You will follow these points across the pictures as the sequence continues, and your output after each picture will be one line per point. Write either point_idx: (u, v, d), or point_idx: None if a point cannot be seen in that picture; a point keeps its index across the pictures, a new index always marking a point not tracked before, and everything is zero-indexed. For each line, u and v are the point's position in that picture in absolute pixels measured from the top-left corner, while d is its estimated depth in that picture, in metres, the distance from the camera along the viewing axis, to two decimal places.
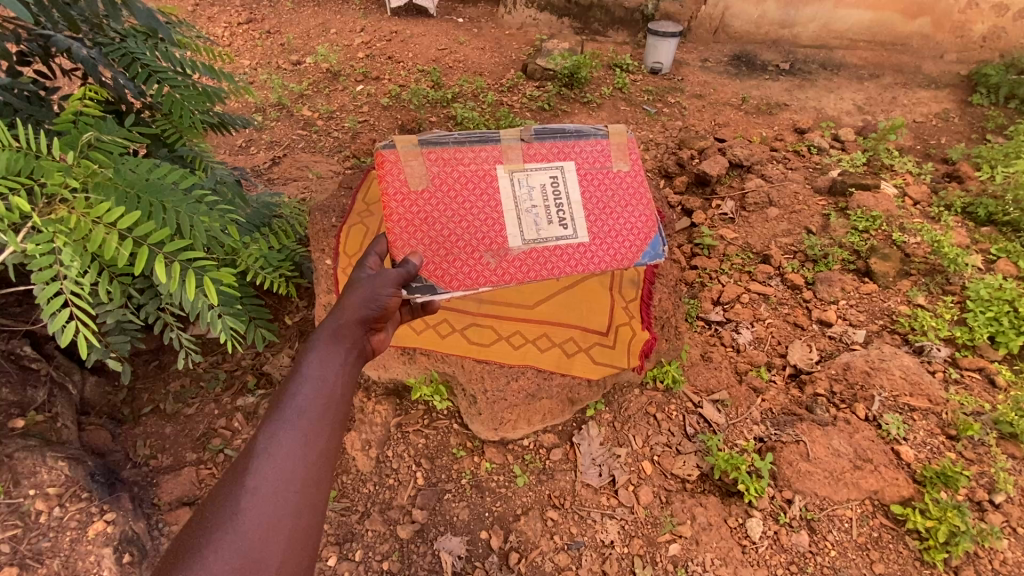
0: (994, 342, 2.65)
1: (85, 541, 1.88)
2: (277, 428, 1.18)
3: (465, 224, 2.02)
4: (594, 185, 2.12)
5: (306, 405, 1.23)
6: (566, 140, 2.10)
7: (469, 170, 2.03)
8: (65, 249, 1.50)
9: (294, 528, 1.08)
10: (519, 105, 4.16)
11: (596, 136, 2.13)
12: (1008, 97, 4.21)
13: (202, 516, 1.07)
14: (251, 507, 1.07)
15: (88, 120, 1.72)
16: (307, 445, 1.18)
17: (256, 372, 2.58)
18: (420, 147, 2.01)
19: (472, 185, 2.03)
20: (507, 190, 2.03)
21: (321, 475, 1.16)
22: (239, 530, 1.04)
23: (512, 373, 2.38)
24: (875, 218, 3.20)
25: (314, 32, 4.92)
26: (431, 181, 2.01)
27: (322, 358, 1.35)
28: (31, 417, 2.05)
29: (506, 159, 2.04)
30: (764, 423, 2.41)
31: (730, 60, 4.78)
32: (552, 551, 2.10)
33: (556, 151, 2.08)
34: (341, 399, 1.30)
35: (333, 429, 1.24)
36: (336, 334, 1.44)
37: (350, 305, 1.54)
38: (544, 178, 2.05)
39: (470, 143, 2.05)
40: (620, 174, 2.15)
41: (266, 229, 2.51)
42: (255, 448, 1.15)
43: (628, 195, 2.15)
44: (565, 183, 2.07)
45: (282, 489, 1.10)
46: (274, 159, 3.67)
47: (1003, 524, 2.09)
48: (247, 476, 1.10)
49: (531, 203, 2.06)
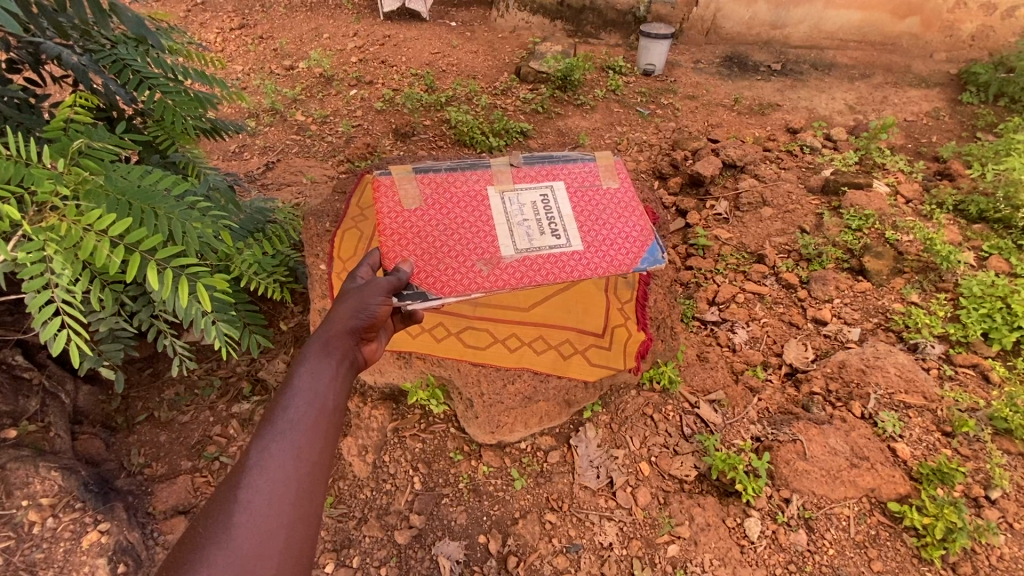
0: (988, 339, 2.66)
1: (79, 552, 1.87)
2: (270, 440, 1.17)
3: (457, 237, 2.07)
4: (585, 202, 2.21)
5: (299, 416, 1.22)
6: (554, 164, 2.24)
7: (461, 192, 2.13)
8: (56, 257, 1.50)
9: (289, 540, 1.07)
10: (513, 108, 4.17)
11: (584, 162, 2.28)
12: (998, 95, 4.25)
13: (195, 529, 1.05)
14: (245, 521, 1.06)
15: (79, 127, 1.70)
16: (301, 457, 1.17)
17: (252, 378, 2.56)
18: (414, 172, 2.14)
19: (465, 204, 2.12)
20: (498, 208, 2.12)
21: (316, 487, 1.15)
22: (234, 544, 1.03)
23: (507, 376, 2.37)
24: (867, 216, 3.21)
25: (308, 37, 4.92)
26: (424, 201, 2.11)
27: (313, 369, 1.34)
28: (23, 427, 2.03)
29: (496, 182, 2.16)
30: (760, 422, 2.41)
31: (722, 62, 4.80)
32: (551, 554, 2.09)
33: (544, 173, 2.21)
34: (334, 410, 1.29)
35: (327, 439, 1.23)
36: (326, 345, 1.43)
37: (341, 317, 1.53)
38: (534, 196, 2.15)
39: (461, 169, 2.17)
40: (610, 190, 2.25)
41: (260, 234, 2.50)
42: (248, 460, 1.14)
43: (620, 209, 2.22)
44: (555, 200, 2.17)
45: (276, 501, 1.09)
46: (268, 164, 3.66)
47: (999, 519, 2.10)
48: (241, 489, 1.09)
49: (522, 217, 2.13)
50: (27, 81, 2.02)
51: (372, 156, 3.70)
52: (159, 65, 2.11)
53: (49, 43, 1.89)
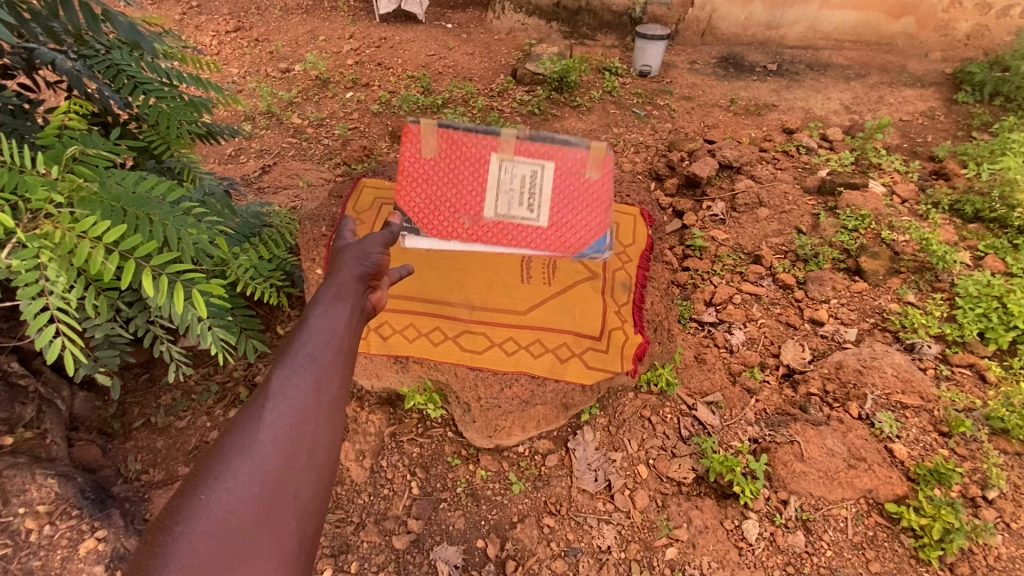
0: (984, 338, 2.67)
1: (76, 559, 1.87)
2: (291, 367, 1.15)
3: (453, 179, 2.07)
4: (566, 192, 2.05)
5: (317, 348, 1.20)
6: (555, 143, 1.99)
7: (468, 153, 2.03)
8: (51, 264, 1.50)
9: (310, 464, 1.06)
10: (509, 110, 4.16)
11: (582, 144, 2.00)
12: (993, 94, 4.26)
13: (219, 449, 1.04)
14: (268, 441, 1.04)
15: (73, 134, 1.70)
16: (319, 385, 1.14)
17: (249, 383, 2.56)
18: (439, 125, 2.03)
19: (467, 165, 2.04)
20: (491, 173, 2.03)
21: (335, 416, 1.14)
22: (258, 460, 1.02)
23: (506, 380, 2.31)
24: (863, 217, 3.22)
25: (303, 39, 4.91)
26: (438, 153, 2.06)
27: (330, 308, 1.31)
28: (19, 434, 2.05)
29: (501, 150, 2.00)
30: (758, 424, 2.42)
31: (718, 62, 4.81)
32: (549, 558, 2.09)
33: (542, 152, 2.00)
34: (350, 346, 1.26)
35: (345, 373, 1.21)
36: (340, 289, 1.40)
37: (350, 264, 1.50)
38: (523, 175, 2.02)
39: (476, 130, 2.01)
40: (592, 181, 2.04)
41: (255, 239, 2.49)
42: (269, 386, 1.12)
43: (594, 205, 2.08)
44: (540, 187, 2.03)
45: (298, 425, 1.08)
46: (265, 168, 3.66)
47: (997, 519, 2.11)
48: (263, 413, 1.08)
49: (509, 186, 2.05)
50: (21, 86, 2.02)
51: (368, 158, 3.68)
52: (153, 70, 2.11)
53: (42, 49, 1.88)
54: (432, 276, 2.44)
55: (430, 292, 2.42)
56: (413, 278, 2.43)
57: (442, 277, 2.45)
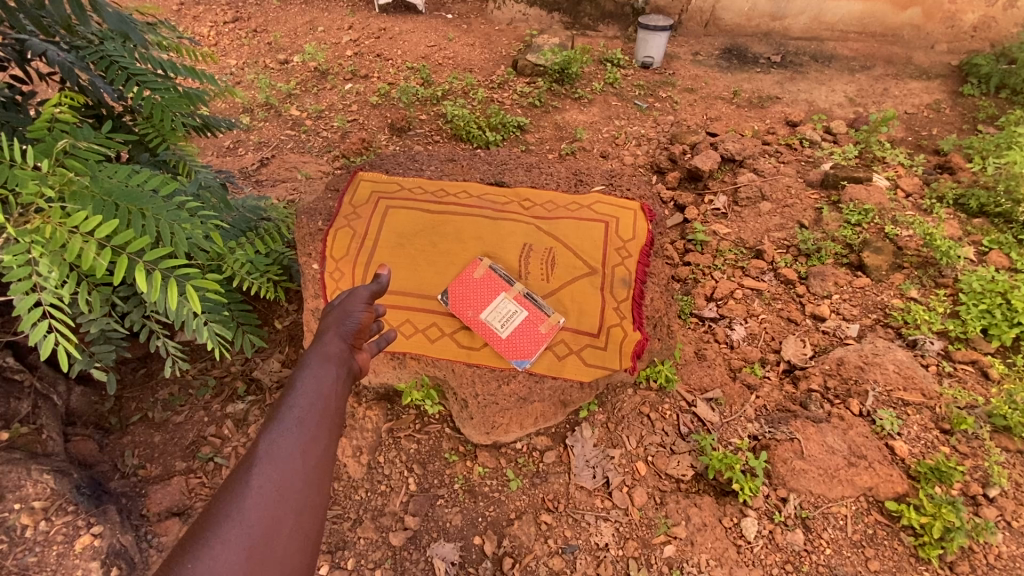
0: (987, 335, 2.63)
1: (73, 555, 1.83)
2: (277, 432, 1.13)
3: (466, 286, 2.46)
4: (522, 334, 2.38)
5: (305, 411, 1.18)
6: (539, 314, 2.41)
7: (494, 283, 2.46)
8: (42, 259, 1.47)
9: (297, 527, 1.03)
10: (510, 102, 4.13)
11: (550, 323, 2.40)
12: (999, 87, 4.19)
13: (206, 515, 1.01)
14: (255, 505, 1.02)
15: (65, 127, 1.66)
16: (307, 450, 1.12)
17: (246, 378, 2.55)
18: (488, 266, 2.49)
19: (486, 286, 2.46)
20: (496, 300, 2.42)
21: (322, 479, 1.11)
22: (245, 524, 0.99)
23: (502, 376, 2.35)
24: (867, 211, 3.17)
25: (302, 30, 4.84)
26: (477, 271, 2.49)
27: (317, 369, 1.30)
28: (15, 429, 1.99)
29: (511, 292, 2.44)
30: (758, 421, 2.40)
31: (721, 54, 4.75)
32: (546, 555, 2.09)
33: (526, 308, 2.41)
34: (337, 409, 1.24)
35: (330, 437, 1.18)
36: (328, 350, 1.37)
37: (334, 322, 1.47)
38: (508, 311, 2.41)
39: (504, 279, 2.46)
40: (544, 334, 2.39)
41: (252, 232, 2.45)
42: (255, 451, 1.10)
43: (531, 343, 2.37)
44: (512, 321, 2.39)
45: (285, 488, 1.05)
46: (263, 160, 3.63)
47: (997, 518, 2.09)
48: (250, 476, 1.05)
49: (497, 310, 2.41)
50: (12, 77, 1.95)
51: (367, 151, 3.65)
52: (148, 61, 2.05)
53: (33, 40, 1.82)
54: (430, 276, 2.53)
55: (428, 289, 2.51)
56: (411, 276, 2.53)
57: (440, 276, 2.53)
